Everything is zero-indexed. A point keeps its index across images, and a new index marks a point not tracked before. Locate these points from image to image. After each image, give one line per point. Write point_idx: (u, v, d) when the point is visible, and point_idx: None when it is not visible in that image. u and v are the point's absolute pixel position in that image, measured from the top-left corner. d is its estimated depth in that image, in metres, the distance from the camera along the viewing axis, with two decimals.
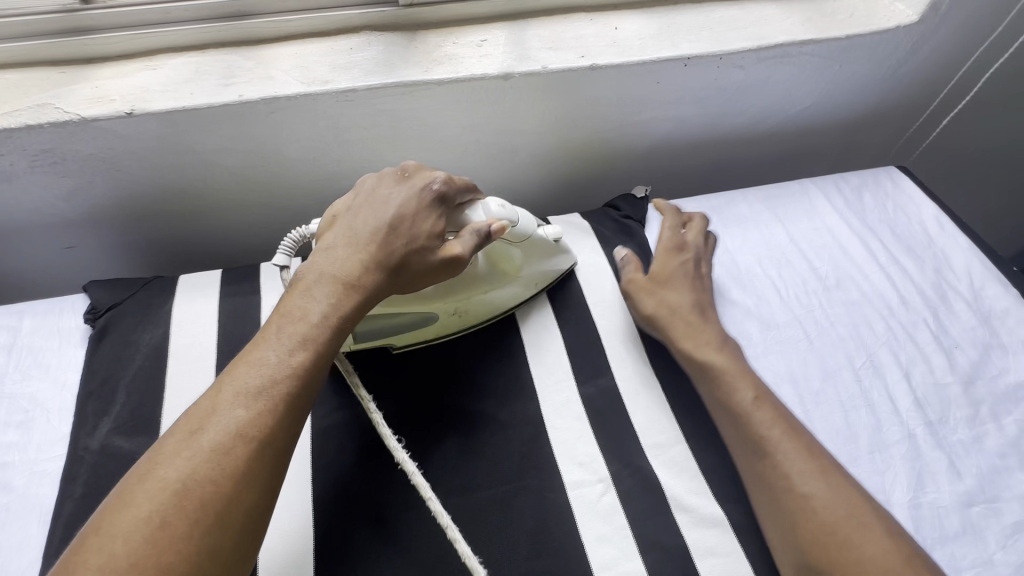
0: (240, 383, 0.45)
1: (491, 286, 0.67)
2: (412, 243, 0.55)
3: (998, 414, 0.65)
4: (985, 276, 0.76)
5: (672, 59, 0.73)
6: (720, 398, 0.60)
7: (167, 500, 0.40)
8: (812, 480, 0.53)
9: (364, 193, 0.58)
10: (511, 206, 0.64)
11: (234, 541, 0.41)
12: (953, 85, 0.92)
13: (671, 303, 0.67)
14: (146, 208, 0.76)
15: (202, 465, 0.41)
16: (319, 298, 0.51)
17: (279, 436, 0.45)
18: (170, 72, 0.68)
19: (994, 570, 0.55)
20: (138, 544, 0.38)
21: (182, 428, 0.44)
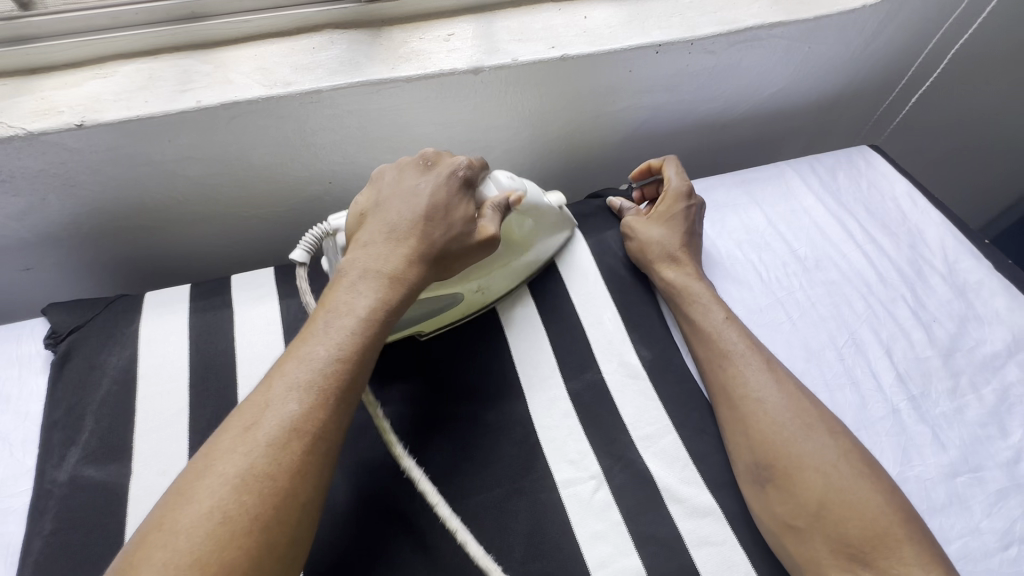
0: (290, 378, 0.47)
1: (509, 261, 0.67)
2: (444, 233, 0.56)
3: (977, 383, 0.66)
4: (958, 249, 0.77)
5: (644, 47, 0.72)
6: (701, 336, 0.64)
7: (229, 494, 0.41)
8: (799, 434, 0.56)
9: (392, 185, 0.59)
10: (519, 177, 0.65)
11: (291, 533, 0.42)
12: (920, 62, 0.93)
13: (662, 239, 0.71)
14: (107, 224, 0.73)
15: (260, 460, 0.43)
16: (362, 292, 0.52)
17: (331, 429, 0.46)
18: (122, 79, 0.65)
19: (982, 538, 0.56)
20: (203, 538, 0.40)
21: (236, 424, 0.45)
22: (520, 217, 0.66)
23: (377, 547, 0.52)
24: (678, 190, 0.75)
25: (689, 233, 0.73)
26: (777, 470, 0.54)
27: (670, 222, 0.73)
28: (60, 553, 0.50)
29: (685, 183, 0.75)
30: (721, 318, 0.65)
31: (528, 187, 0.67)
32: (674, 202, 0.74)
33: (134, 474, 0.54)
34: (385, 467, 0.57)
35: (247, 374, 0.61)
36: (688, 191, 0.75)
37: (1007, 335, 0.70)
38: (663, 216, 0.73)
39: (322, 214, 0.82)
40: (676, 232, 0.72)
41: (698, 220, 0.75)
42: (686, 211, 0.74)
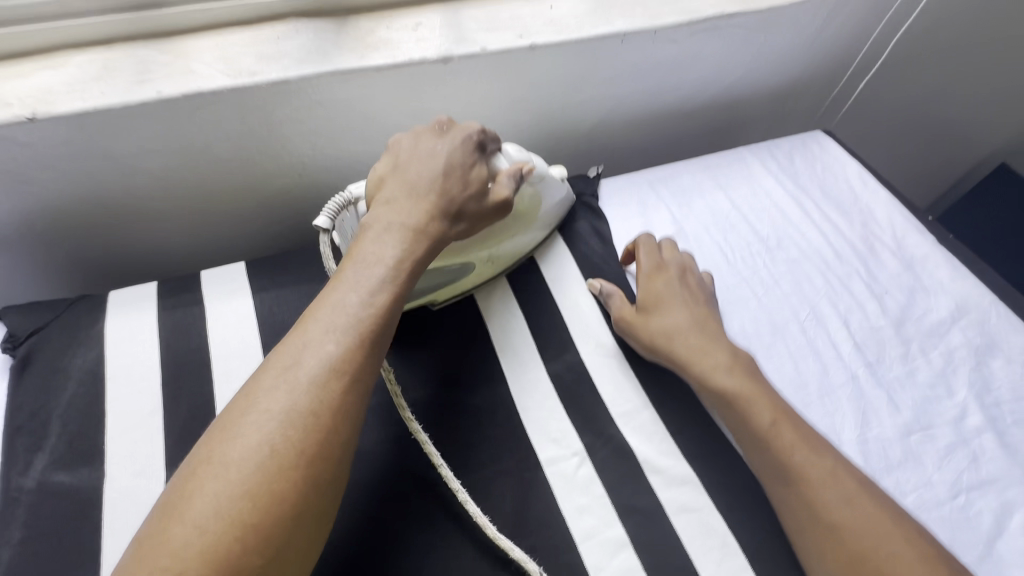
0: (327, 321, 0.44)
1: (520, 231, 0.69)
2: (466, 192, 0.56)
3: (925, 348, 0.71)
4: (906, 226, 0.83)
5: (609, 36, 0.74)
6: (737, 421, 0.58)
7: (274, 430, 0.39)
8: (840, 497, 0.52)
9: (412, 148, 0.58)
10: (527, 149, 0.64)
11: (334, 473, 0.41)
12: (865, 50, 0.98)
13: (670, 327, 0.64)
14: (64, 222, 0.70)
15: (303, 399, 0.40)
16: (390, 243, 0.50)
17: (368, 375, 0.44)
18: (75, 70, 0.62)
19: (934, 489, 0.60)
20: (252, 471, 0.38)
21: (274, 364, 0.43)
22: (529, 189, 0.65)
23: (388, 539, 0.52)
24: (649, 266, 0.70)
25: (688, 303, 0.66)
26: (819, 536, 0.51)
27: (663, 303, 0.66)
28: (31, 561, 0.48)
29: (654, 256, 0.71)
30: (721, 362, 0.61)
31: (535, 159, 0.65)
32: (657, 280, 0.68)
33: (108, 476, 0.53)
34: (379, 461, 0.56)
35: (223, 370, 0.60)
36: (665, 263, 0.70)
37: (951, 303, 0.75)
38: (655, 302, 0.66)
39: (293, 209, 0.81)
40: (680, 314, 0.65)
41: (688, 287, 0.68)
42: (670, 283, 0.68)
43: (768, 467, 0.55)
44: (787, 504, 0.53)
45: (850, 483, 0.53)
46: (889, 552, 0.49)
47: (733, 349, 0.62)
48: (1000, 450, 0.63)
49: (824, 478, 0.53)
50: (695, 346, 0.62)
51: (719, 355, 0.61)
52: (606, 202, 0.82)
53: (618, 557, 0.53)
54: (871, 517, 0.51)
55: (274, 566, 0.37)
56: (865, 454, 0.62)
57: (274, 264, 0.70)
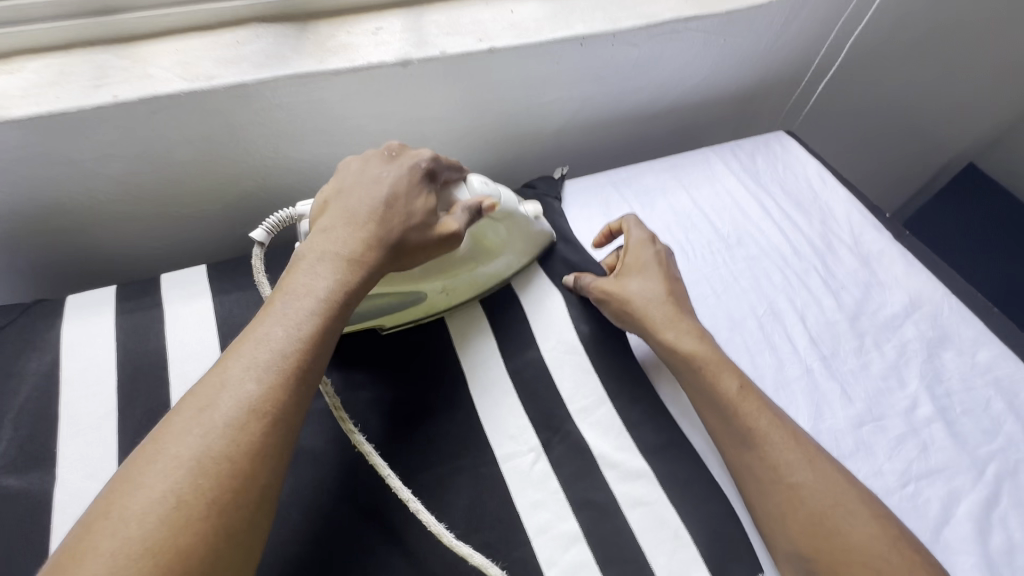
0: (249, 359, 0.44)
1: (482, 262, 0.67)
2: (409, 220, 0.56)
3: (879, 342, 0.72)
4: (863, 223, 0.85)
5: (568, 39, 0.76)
6: (705, 388, 0.59)
7: (183, 476, 0.39)
8: (801, 469, 0.54)
9: (356, 176, 0.59)
10: (494, 182, 0.65)
11: (249, 520, 0.40)
12: (825, 53, 1.01)
13: (645, 292, 0.66)
14: (23, 226, 0.70)
15: (216, 443, 0.40)
16: (323, 274, 0.51)
17: (290, 413, 0.44)
18: (31, 75, 0.62)
19: (884, 479, 0.61)
20: (154, 526, 0.36)
21: (189, 406, 0.42)
22: (495, 225, 0.66)
23: (349, 535, 0.52)
24: (639, 238, 0.72)
25: (670, 278, 0.69)
26: (781, 508, 0.53)
27: (648, 271, 0.68)
28: None
29: (644, 231, 0.73)
30: (692, 331, 0.63)
31: (503, 194, 0.65)
32: (643, 251, 0.70)
33: (59, 479, 0.52)
34: (330, 462, 0.56)
35: (180, 372, 0.60)
36: (653, 238, 0.72)
37: (905, 297, 0.77)
38: (634, 267, 0.69)
39: (258, 212, 0.81)
40: (655, 284, 0.67)
41: (671, 263, 0.71)
42: (656, 255, 0.70)
43: (734, 433, 0.57)
44: (755, 470, 0.55)
45: (810, 447, 0.56)
46: (849, 511, 0.52)
47: (700, 325, 0.65)
48: (949, 440, 0.64)
49: (786, 442, 0.56)
50: (674, 317, 0.64)
51: (693, 328, 0.64)
52: (569, 203, 0.83)
53: (570, 550, 0.53)
54: (830, 482, 0.53)
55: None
56: None
57: (235, 267, 0.70)
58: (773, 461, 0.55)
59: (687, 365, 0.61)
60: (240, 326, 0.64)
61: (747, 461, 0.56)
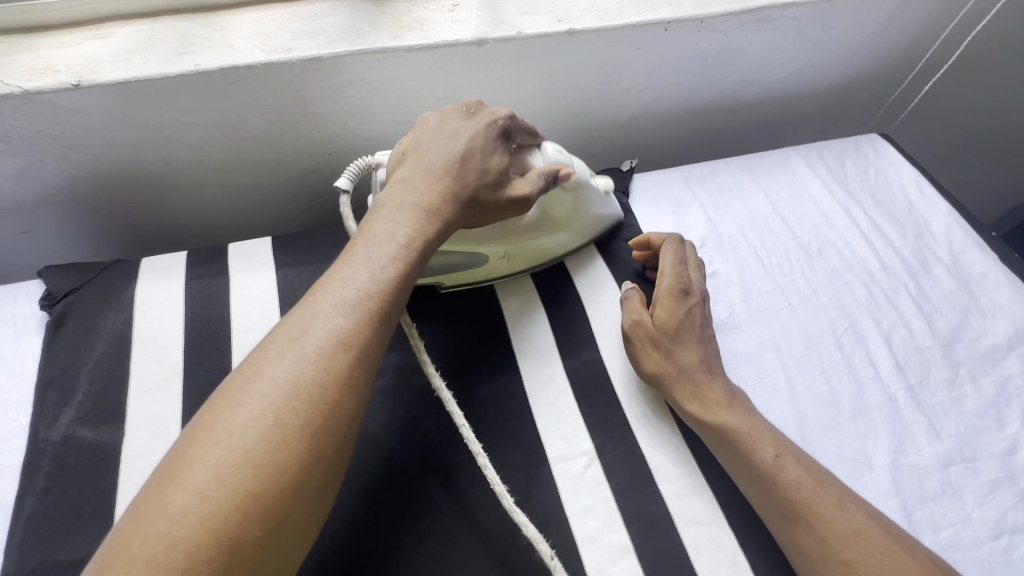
0: (337, 296, 0.44)
1: (546, 236, 0.66)
2: (483, 178, 0.54)
3: (976, 375, 0.65)
4: (965, 241, 0.76)
5: (653, 24, 0.71)
6: (738, 458, 0.54)
7: (278, 399, 0.39)
8: (854, 545, 0.49)
9: (433, 129, 0.57)
10: (568, 152, 0.63)
11: (336, 448, 0.41)
12: (935, 49, 0.91)
13: (680, 362, 0.59)
14: (103, 187, 0.72)
15: (309, 370, 0.41)
16: (403, 221, 0.50)
17: (374, 349, 0.44)
18: (121, 40, 0.64)
19: (972, 527, 0.55)
20: (255, 440, 0.38)
21: (281, 334, 0.43)
22: (563, 195, 0.63)
23: (387, 550, 0.50)
24: (673, 288, 0.63)
25: (703, 339, 0.62)
26: None
27: (677, 332, 0.61)
28: (52, 511, 0.50)
29: (685, 281, 0.64)
30: (720, 398, 0.57)
31: (576, 164, 0.64)
32: (682, 307, 0.63)
33: (127, 436, 0.54)
34: (377, 447, 0.56)
35: (242, 342, 0.61)
36: (692, 291, 0.64)
37: (1009, 327, 0.69)
38: (672, 326, 0.61)
39: (320, 186, 0.81)
40: (689, 352, 0.60)
41: (704, 319, 0.64)
42: (687, 315, 0.62)
43: (770, 504, 0.52)
44: (796, 544, 0.50)
45: (861, 520, 0.50)
46: None
47: (730, 385, 0.59)
48: None
49: (833, 513, 0.50)
50: (702, 382, 0.58)
51: (723, 393, 0.58)
52: (637, 197, 0.79)
53: (620, 564, 0.51)
54: (890, 559, 0.48)
55: (270, 537, 0.36)
56: (897, 482, 0.57)
57: (299, 241, 0.70)
58: (822, 535, 0.49)
59: (719, 435, 0.55)
60: (301, 300, 0.65)
61: (797, 536, 0.50)
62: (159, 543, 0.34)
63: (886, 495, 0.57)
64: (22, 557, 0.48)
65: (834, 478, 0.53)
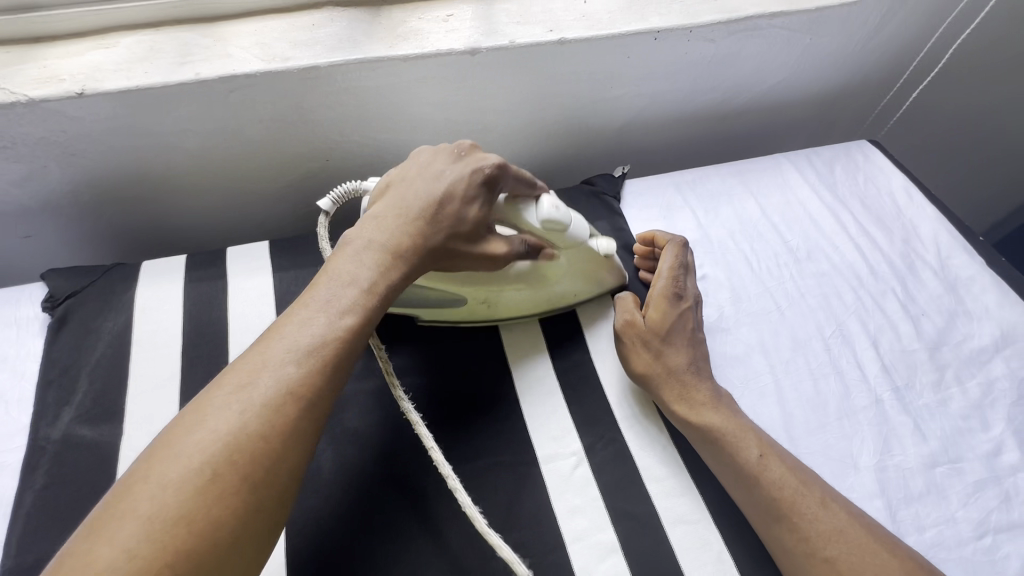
0: (291, 342, 0.44)
1: (533, 287, 0.63)
2: (456, 228, 0.53)
3: (962, 377, 0.66)
4: (952, 245, 0.77)
5: (642, 33, 0.73)
6: (723, 458, 0.55)
7: (217, 451, 0.39)
8: (835, 542, 0.50)
9: (419, 166, 0.56)
10: (567, 208, 0.58)
11: (275, 498, 0.41)
12: (922, 57, 0.93)
13: (668, 362, 0.60)
14: (105, 193, 0.74)
15: (252, 421, 0.40)
16: (367, 265, 0.50)
17: (324, 399, 0.44)
18: (124, 50, 0.66)
19: (957, 527, 0.56)
20: (189, 495, 0.37)
21: (228, 380, 0.42)
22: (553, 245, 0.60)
23: (376, 548, 0.51)
24: (667, 291, 0.64)
25: (693, 343, 0.63)
26: None
27: (668, 334, 0.62)
28: (51, 508, 0.51)
29: (681, 285, 0.65)
30: (706, 399, 0.58)
31: (576, 221, 0.60)
32: (675, 310, 0.63)
33: (125, 435, 0.56)
34: (372, 445, 0.57)
35: (239, 344, 0.62)
36: (687, 295, 0.65)
37: (995, 330, 0.70)
38: (662, 328, 0.62)
39: (317, 191, 0.83)
40: (679, 354, 0.61)
41: (696, 323, 0.65)
42: (680, 318, 0.63)
43: (754, 503, 0.53)
44: (779, 541, 0.51)
45: (843, 517, 0.51)
46: None
47: (716, 386, 0.60)
48: None
49: (815, 511, 0.51)
50: (689, 384, 0.59)
51: (709, 394, 0.59)
52: (629, 203, 0.80)
53: (607, 561, 0.52)
54: (871, 556, 0.49)
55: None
56: (882, 483, 0.58)
57: (296, 245, 0.72)
58: (804, 532, 0.50)
59: (705, 437, 0.56)
60: (297, 303, 0.66)
61: (780, 534, 0.51)
62: None
63: (870, 495, 0.57)
64: (22, 552, 0.49)
65: (817, 477, 0.54)
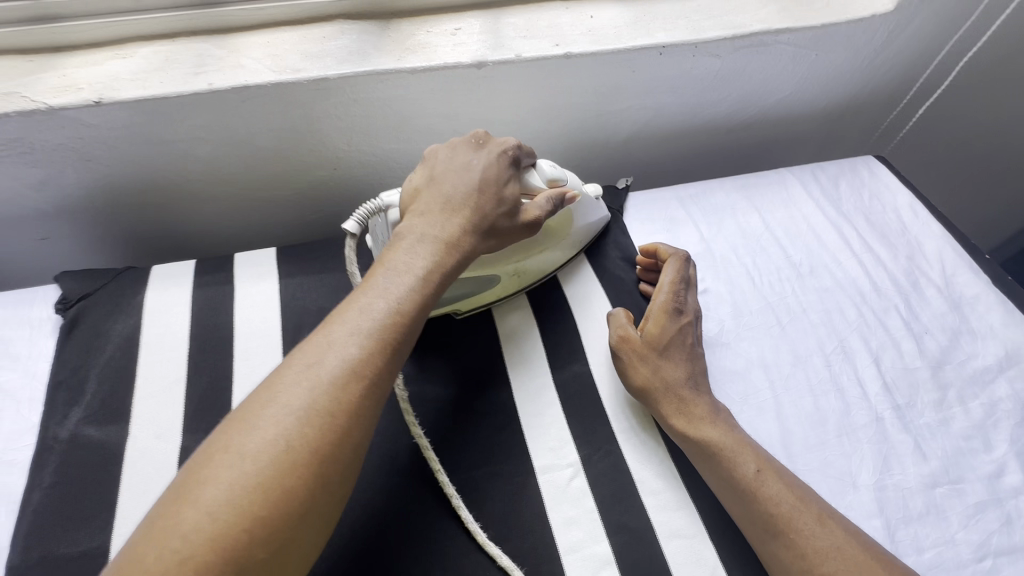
0: (355, 325, 0.46)
1: (547, 248, 0.69)
2: (499, 206, 0.57)
3: (965, 397, 0.66)
4: (957, 263, 0.77)
5: (647, 48, 0.73)
6: (723, 473, 0.55)
7: (290, 426, 0.40)
8: (834, 560, 0.50)
9: (446, 162, 0.59)
10: (560, 165, 0.65)
11: (343, 474, 0.42)
12: (930, 73, 0.93)
13: (666, 376, 0.60)
14: (118, 197, 0.76)
15: (322, 397, 0.42)
16: (421, 251, 0.52)
17: (386, 379, 0.46)
18: (140, 60, 0.67)
19: (956, 549, 0.56)
20: (267, 463, 0.39)
21: (298, 359, 0.44)
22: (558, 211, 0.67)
23: (376, 555, 0.51)
24: (667, 305, 0.64)
25: (691, 358, 0.63)
26: None
27: (666, 348, 0.62)
28: (57, 506, 0.52)
29: (680, 299, 0.65)
30: (707, 415, 0.58)
31: (570, 179, 0.67)
32: (673, 324, 0.64)
33: (130, 436, 0.57)
34: (371, 452, 0.57)
35: (244, 349, 0.63)
36: (685, 309, 0.65)
37: (1000, 350, 0.69)
38: (660, 342, 0.62)
39: (325, 199, 0.84)
40: (676, 368, 0.61)
41: (695, 338, 0.65)
42: (679, 332, 0.64)
43: (753, 521, 0.52)
44: (777, 560, 0.51)
45: (842, 536, 0.51)
46: None
47: (715, 401, 0.60)
48: None
49: (816, 529, 0.51)
50: (687, 398, 0.59)
51: (708, 409, 0.59)
52: (632, 215, 0.81)
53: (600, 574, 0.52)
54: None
55: (275, 562, 0.38)
56: (881, 502, 0.58)
57: (302, 251, 0.73)
58: (803, 551, 0.50)
59: (704, 451, 0.56)
60: (301, 309, 0.67)
61: (779, 553, 0.51)
62: (171, 558, 0.35)
63: (868, 514, 0.57)
64: (27, 549, 0.50)
65: (816, 494, 0.54)
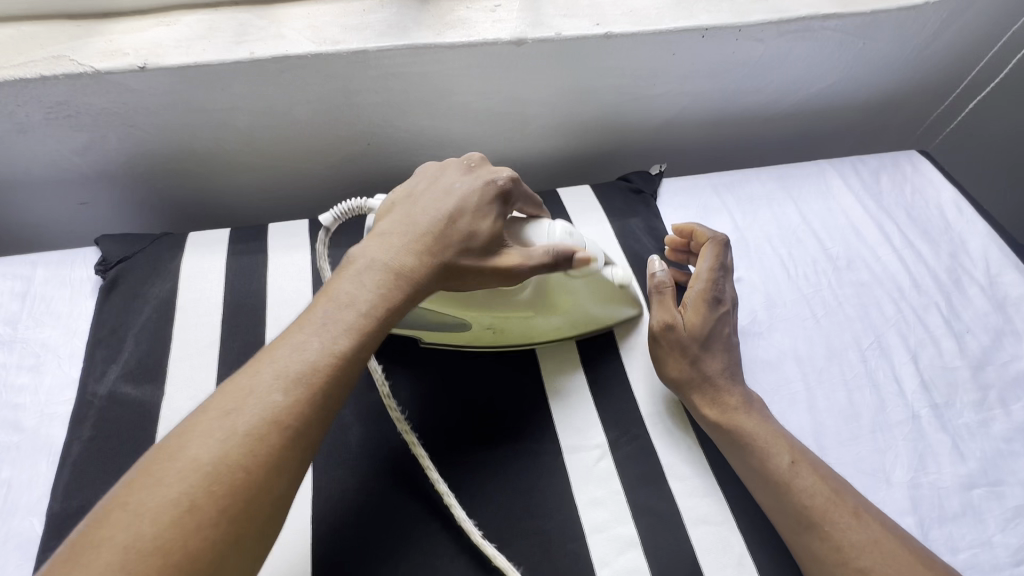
0: (282, 365, 0.42)
1: (539, 313, 0.60)
2: (473, 239, 0.51)
3: (1006, 399, 0.64)
4: (1002, 262, 0.75)
5: (690, 31, 0.72)
6: (755, 463, 0.54)
7: (194, 483, 0.36)
8: (867, 553, 0.49)
9: (424, 184, 0.55)
10: (579, 234, 0.56)
11: (257, 531, 0.38)
12: (981, 66, 0.89)
13: (704, 369, 0.59)
14: (157, 165, 0.77)
15: (235, 449, 0.38)
16: (368, 284, 0.47)
17: (312, 428, 0.41)
18: (183, 28, 0.68)
19: (992, 552, 0.54)
20: (164, 527, 0.35)
21: (215, 404, 0.40)
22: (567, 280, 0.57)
23: (404, 526, 0.52)
24: (707, 294, 0.63)
25: (728, 349, 0.62)
26: None
27: (706, 339, 0.61)
28: (95, 459, 0.54)
29: (718, 288, 0.64)
30: (740, 406, 0.57)
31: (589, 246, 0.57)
32: (712, 314, 0.62)
33: (165, 396, 0.58)
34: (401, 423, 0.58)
35: (276, 317, 0.64)
36: (723, 298, 0.64)
37: None
38: (700, 332, 0.61)
39: (356, 174, 0.85)
40: (715, 361, 0.60)
41: (732, 328, 0.64)
42: (719, 322, 0.62)
43: (785, 512, 0.52)
44: (808, 551, 0.50)
45: (877, 528, 0.50)
46: None
47: (748, 392, 0.59)
48: None
49: (848, 522, 0.50)
50: (723, 390, 0.58)
51: (744, 401, 0.58)
52: (665, 201, 0.80)
53: (625, 555, 0.52)
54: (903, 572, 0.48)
55: None
56: (915, 499, 0.56)
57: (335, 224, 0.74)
58: (835, 543, 0.49)
59: (738, 443, 0.55)
60: None
61: (810, 544, 0.50)
62: None
63: (902, 511, 0.56)
64: (67, 498, 0.52)
65: (850, 487, 0.53)
